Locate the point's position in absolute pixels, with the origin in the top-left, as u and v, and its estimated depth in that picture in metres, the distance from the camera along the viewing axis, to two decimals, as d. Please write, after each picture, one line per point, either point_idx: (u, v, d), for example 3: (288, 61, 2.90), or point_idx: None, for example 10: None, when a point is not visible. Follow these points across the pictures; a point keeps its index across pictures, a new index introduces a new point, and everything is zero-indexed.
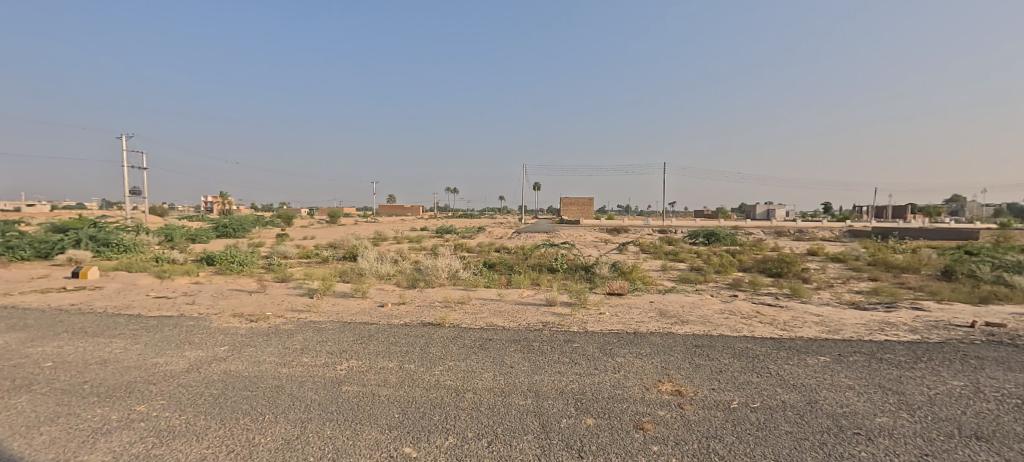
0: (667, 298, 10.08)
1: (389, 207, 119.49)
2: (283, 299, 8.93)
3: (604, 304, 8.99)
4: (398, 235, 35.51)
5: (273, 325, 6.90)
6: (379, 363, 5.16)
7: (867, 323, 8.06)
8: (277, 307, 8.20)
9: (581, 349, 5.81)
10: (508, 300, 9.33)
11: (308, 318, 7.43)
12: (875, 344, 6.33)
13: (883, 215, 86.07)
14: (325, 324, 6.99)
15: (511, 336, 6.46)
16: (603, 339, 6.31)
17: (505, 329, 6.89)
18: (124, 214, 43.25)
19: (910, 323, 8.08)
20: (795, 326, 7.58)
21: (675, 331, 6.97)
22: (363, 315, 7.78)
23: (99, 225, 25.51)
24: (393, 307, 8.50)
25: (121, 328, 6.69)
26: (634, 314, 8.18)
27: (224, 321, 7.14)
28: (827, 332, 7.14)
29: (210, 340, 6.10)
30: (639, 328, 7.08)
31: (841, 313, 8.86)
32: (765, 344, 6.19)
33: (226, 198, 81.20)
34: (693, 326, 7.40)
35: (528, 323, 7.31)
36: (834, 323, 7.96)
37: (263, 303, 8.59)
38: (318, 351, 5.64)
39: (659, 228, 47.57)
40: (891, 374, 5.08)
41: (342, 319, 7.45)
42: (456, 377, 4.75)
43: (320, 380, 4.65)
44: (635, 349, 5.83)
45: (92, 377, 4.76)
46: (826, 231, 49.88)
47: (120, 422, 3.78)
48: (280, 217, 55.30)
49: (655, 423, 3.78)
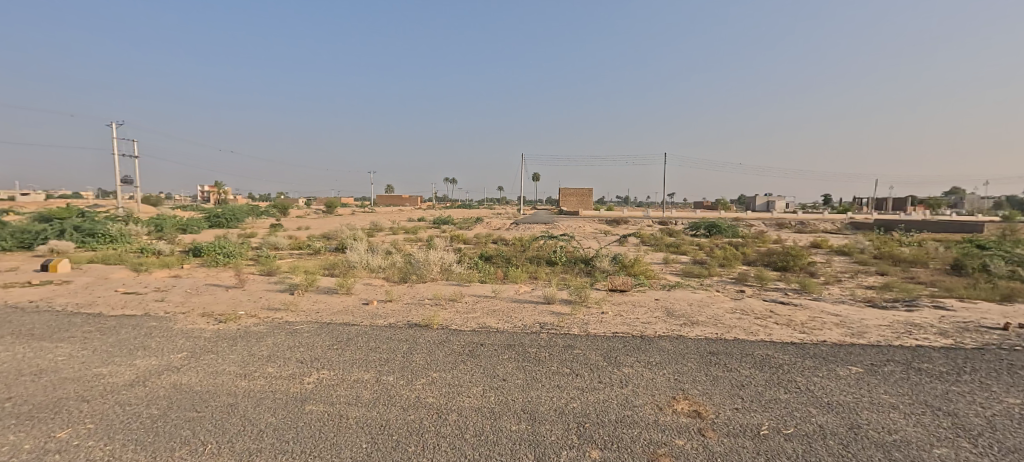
0: (674, 296, 9.44)
1: (388, 197, 118.72)
2: (261, 296, 8.31)
3: (606, 302, 8.35)
4: (393, 225, 34.93)
5: (243, 327, 6.26)
6: (353, 375, 4.52)
7: (892, 325, 7.46)
8: (252, 305, 7.55)
9: (582, 357, 5.19)
10: (503, 298, 8.69)
11: (285, 318, 6.79)
12: (909, 352, 5.73)
13: (882, 207, 85.44)
14: (301, 326, 6.33)
15: (504, 340, 5.83)
16: (607, 344, 5.70)
17: (498, 332, 6.26)
18: (116, 203, 42.44)
19: (938, 325, 7.49)
20: (815, 329, 6.99)
21: (686, 335, 6.36)
22: (345, 315, 7.13)
23: (85, 215, 24.85)
24: (379, 305, 7.87)
25: (72, 330, 6.02)
26: (639, 313, 7.56)
27: (190, 322, 6.49)
28: (852, 337, 6.55)
29: (168, 345, 5.45)
30: (646, 331, 6.46)
31: (862, 313, 8.27)
32: (788, 351, 5.58)
33: (222, 188, 79.80)
34: (705, 328, 6.77)
35: (524, 324, 6.68)
36: (856, 325, 7.37)
37: (238, 300, 7.96)
38: (286, 358, 4.99)
39: (660, 219, 47.05)
40: (935, 389, 4.50)
41: (321, 319, 6.79)
42: (440, 393, 4.13)
43: (282, 397, 4.01)
44: (643, 357, 5.22)
45: (19, 392, 4.12)
46: (828, 223, 49.26)
47: (31, 455, 3.16)
48: (274, 207, 54.53)
49: (673, 457, 3.16)
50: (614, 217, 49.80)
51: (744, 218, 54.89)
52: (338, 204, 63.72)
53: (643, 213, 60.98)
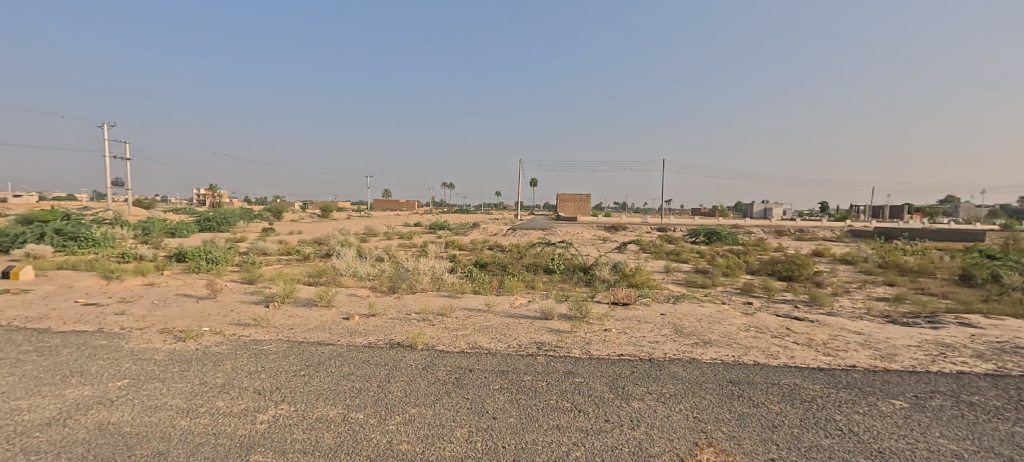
0: (681, 310, 8.76)
1: (385, 201, 117.91)
2: (233, 308, 7.61)
3: (609, 317, 7.65)
4: (388, 231, 34.24)
5: (203, 347, 5.56)
6: (317, 412, 3.84)
7: (922, 346, 6.87)
8: (219, 320, 6.83)
9: (585, 387, 4.53)
10: (497, 312, 8.00)
11: (253, 336, 6.09)
12: (952, 382, 5.12)
13: (880, 214, 85.09)
14: (269, 346, 5.64)
15: (497, 365, 5.15)
16: (613, 370, 5.04)
17: (491, 354, 5.58)
18: (105, 205, 41.61)
19: (971, 346, 6.93)
20: (842, 351, 6.37)
21: (701, 357, 5.70)
22: (321, 332, 6.44)
23: (69, 217, 24.06)
24: (361, 320, 7.17)
25: (8, 350, 5.31)
26: (646, 332, 6.88)
27: (145, 340, 5.78)
28: (883, 362, 5.93)
29: (110, 370, 4.74)
30: (655, 353, 5.80)
31: (886, 332, 7.67)
32: (818, 382, 4.94)
33: (216, 191, 79.09)
34: (721, 350, 6.12)
35: (519, 345, 6.01)
36: (884, 346, 6.77)
37: (206, 314, 7.24)
38: (242, 389, 4.30)
39: (658, 226, 46.55)
40: (996, 432, 3.90)
41: (293, 337, 6.09)
42: (416, 437, 3.46)
43: (227, 442, 3.33)
44: (654, 387, 4.56)
45: None
46: (828, 231, 48.88)
47: None
48: (268, 210, 53.75)
49: None
50: (613, 223, 49.18)
51: (743, 225, 54.39)
52: (334, 208, 63.08)
53: (640, 220, 60.40)
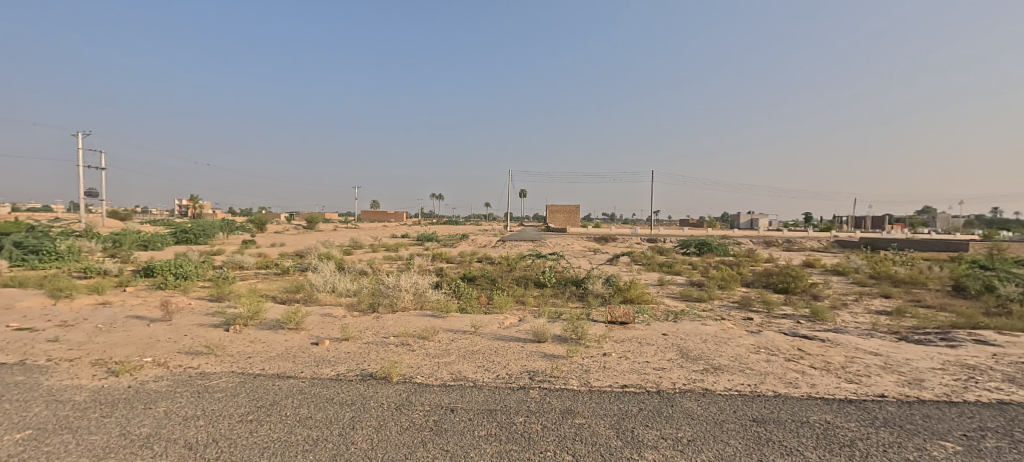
0: (684, 329, 8.11)
1: (373, 212, 116.35)
2: (189, 333, 6.77)
3: (607, 340, 6.96)
4: (374, 243, 33.22)
5: (139, 383, 4.75)
6: None
7: (948, 369, 6.30)
8: (166, 348, 5.99)
9: (588, 432, 3.82)
10: (484, 334, 7.27)
11: (202, 367, 5.29)
12: (998, 415, 4.52)
13: (863, 225, 86.24)
14: (218, 381, 4.84)
15: (483, 403, 4.42)
16: (620, 408, 4.33)
17: (476, 388, 4.85)
18: (76, 216, 39.84)
19: (999, 368, 6.38)
20: (864, 377, 5.75)
21: (714, 388, 5.03)
22: (283, 360, 5.66)
23: (33, 229, 22.72)
24: (332, 346, 6.39)
25: None
26: (650, 357, 6.20)
27: (71, 375, 4.95)
28: (912, 390, 5.32)
29: (14, 418, 3.92)
30: (663, 384, 5.12)
31: (905, 353, 7.09)
32: (852, 419, 4.30)
33: (199, 202, 77.20)
34: (734, 378, 5.47)
35: (509, 375, 5.29)
36: (908, 370, 6.16)
37: (155, 340, 6.39)
38: (168, 444, 3.51)
39: (649, 237, 46.12)
40: None
41: (248, 368, 5.30)
42: None
43: None
44: (669, 430, 3.88)
45: None
46: (816, 241, 49.02)
47: None
48: (251, 222, 52.26)
49: None
50: (603, 234, 48.68)
51: (733, 236, 54.41)
52: (319, 219, 61.65)
53: (630, 230, 60.09)
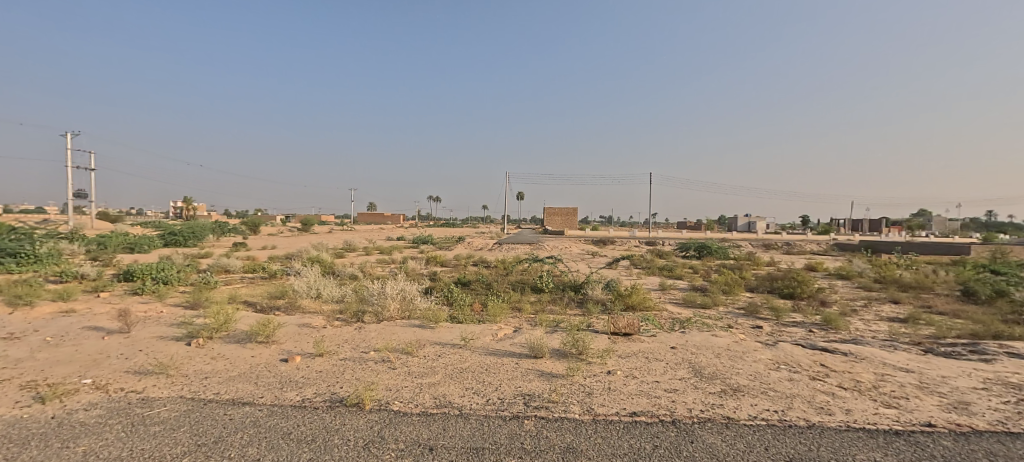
0: (694, 342, 7.43)
1: (370, 215, 115.43)
2: (144, 348, 6.05)
3: (611, 355, 6.26)
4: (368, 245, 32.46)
5: (64, 413, 4.03)
6: None
7: (992, 389, 5.64)
8: (114, 367, 5.28)
9: None
10: (474, 348, 6.58)
11: (146, 391, 4.58)
12: None
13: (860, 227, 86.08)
14: (160, 410, 4.14)
15: (469, 438, 3.72)
16: (631, 445, 3.64)
17: (462, 417, 4.15)
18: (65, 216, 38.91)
19: None
20: (904, 401, 5.08)
21: (738, 416, 4.35)
22: (244, 381, 4.96)
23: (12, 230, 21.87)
24: (303, 363, 5.69)
25: None
26: (661, 376, 5.50)
27: None
28: (961, 417, 4.66)
29: None
30: (680, 411, 4.42)
31: (940, 370, 6.43)
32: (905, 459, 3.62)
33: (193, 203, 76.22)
34: (758, 402, 4.79)
35: (501, 400, 4.58)
36: (949, 391, 5.50)
37: (105, 357, 5.67)
38: None
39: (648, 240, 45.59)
40: None
41: (200, 392, 4.59)
42: None
43: None
44: None
45: None
46: (817, 244, 48.45)
47: None
48: (244, 224, 51.40)
49: None
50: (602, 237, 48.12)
51: (732, 239, 53.87)
52: (314, 222, 60.86)
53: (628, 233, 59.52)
